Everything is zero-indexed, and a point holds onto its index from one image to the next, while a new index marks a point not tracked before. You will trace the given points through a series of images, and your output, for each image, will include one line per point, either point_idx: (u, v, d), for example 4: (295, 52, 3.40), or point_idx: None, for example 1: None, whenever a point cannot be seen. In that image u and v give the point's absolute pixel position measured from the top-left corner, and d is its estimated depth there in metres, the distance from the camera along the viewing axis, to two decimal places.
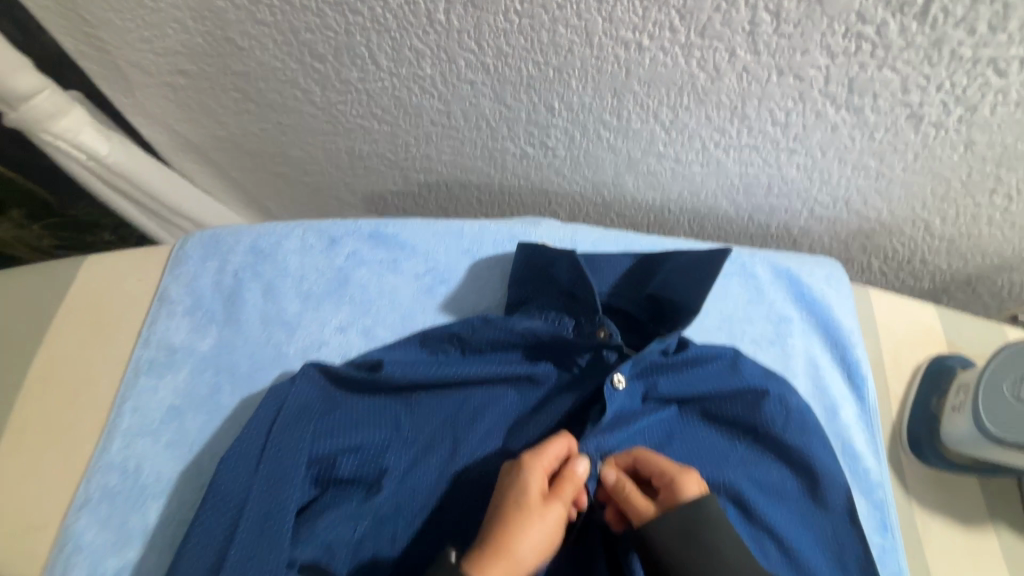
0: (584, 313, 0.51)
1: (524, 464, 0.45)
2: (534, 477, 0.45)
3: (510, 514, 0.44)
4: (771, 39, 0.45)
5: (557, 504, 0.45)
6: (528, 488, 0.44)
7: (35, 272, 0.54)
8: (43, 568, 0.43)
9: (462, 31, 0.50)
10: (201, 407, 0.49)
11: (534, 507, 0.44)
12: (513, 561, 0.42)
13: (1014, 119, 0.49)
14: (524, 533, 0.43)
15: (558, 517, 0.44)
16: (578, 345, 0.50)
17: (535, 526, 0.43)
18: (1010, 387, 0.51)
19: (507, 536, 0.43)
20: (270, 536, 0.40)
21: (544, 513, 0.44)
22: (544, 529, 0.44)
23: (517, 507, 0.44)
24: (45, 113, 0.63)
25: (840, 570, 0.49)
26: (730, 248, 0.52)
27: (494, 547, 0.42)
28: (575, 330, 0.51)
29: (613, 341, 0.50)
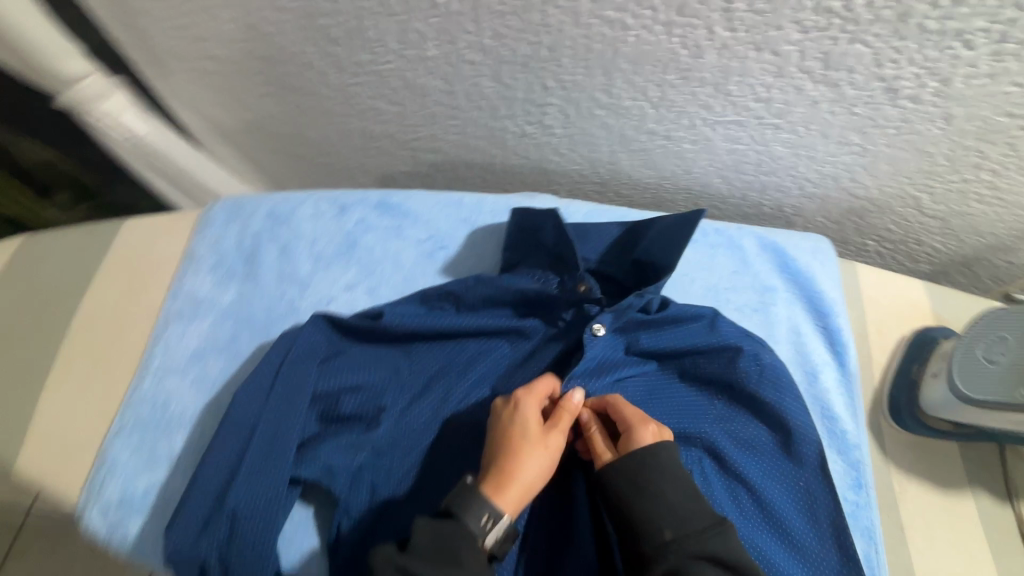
0: (566, 271, 0.55)
1: (519, 401, 0.48)
2: (530, 411, 0.48)
3: (514, 445, 0.46)
4: (746, 16, 0.49)
5: (557, 434, 0.47)
6: (526, 421, 0.47)
7: (79, 231, 0.60)
8: (85, 482, 0.49)
9: (460, 14, 0.55)
10: (223, 351, 0.54)
11: (535, 437, 0.47)
12: (519, 484, 0.45)
13: (988, 92, 0.51)
14: (530, 461, 0.46)
15: (559, 445, 0.47)
16: (560, 298, 0.55)
17: (540, 454, 0.46)
18: (983, 351, 0.52)
19: (514, 466, 0.45)
20: (276, 455, 0.45)
21: (545, 442, 0.47)
22: (547, 457, 0.46)
23: (521, 439, 0.46)
24: (92, 95, 0.70)
25: (811, 519, 0.51)
26: (702, 209, 0.53)
27: (505, 476, 0.45)
28: (558, 287, 0.55)
29: (592, 295, 0.53)
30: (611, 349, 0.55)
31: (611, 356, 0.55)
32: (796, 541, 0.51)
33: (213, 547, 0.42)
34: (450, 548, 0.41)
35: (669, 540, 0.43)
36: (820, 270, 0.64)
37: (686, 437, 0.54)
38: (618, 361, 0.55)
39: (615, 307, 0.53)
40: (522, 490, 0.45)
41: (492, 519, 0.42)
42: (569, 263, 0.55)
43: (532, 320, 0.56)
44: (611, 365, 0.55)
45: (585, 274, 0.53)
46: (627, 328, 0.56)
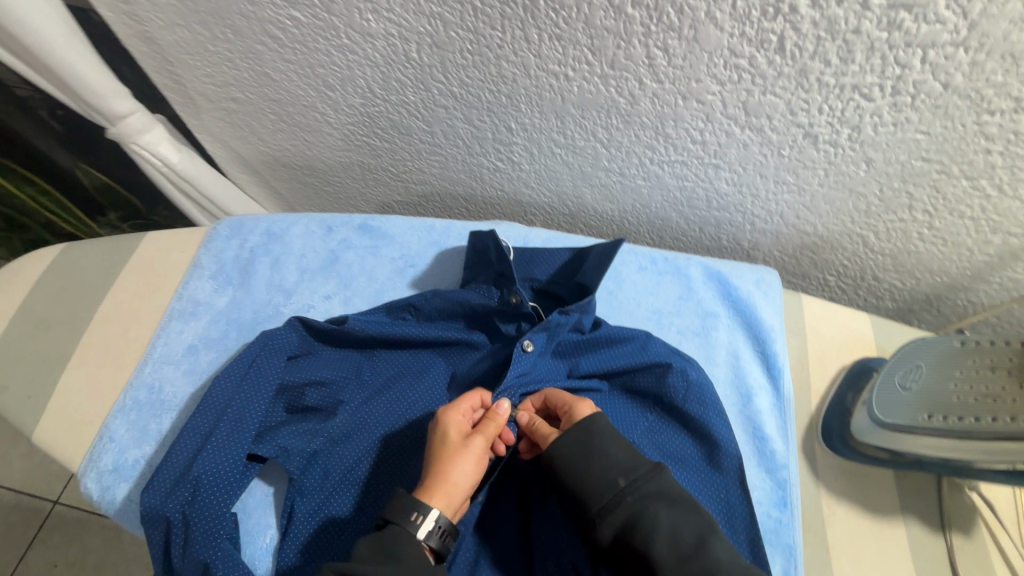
0: (506, 284, 0.61)
1: (445, 413, 0.53)
2: (454, 420, 0.53)
3: (441, 452, 0.51)
4: (668, 70, 0.56)
5: (481, 437, 0.52)
6: (451, 430, 0.52)
7: (110, 240, 0.71)
8: (85, 451, 0.57)
9: (431, 66, 0.64)
10: (213, 347, 0.63)
11: (459, 442, 0.52)
12: (448, 488, 0.49)
13: (898, 138, 0.56)
14: (455, 463, 0.50)
15: (483, 446, 0.52)
16: (499, 310, 0.61)
17: (464, 457, 0.51)
18: (900, 379, 0.55)
19: (441, 470, 0.50)
20: (239, 431, 0.52)
21: (469, 446, 0.51)
22: (472, 459, 0.51)
23: (447, 445, 0.51)
24: (135, 129, 0.83)
25: (729, 528, 0.54)
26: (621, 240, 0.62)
27: (434, 479, 0.50)
28: (499, 299, 0.61)
29: (524, 306, 0.59)
30: (551, 371, 0.61)
31: (549, 375, 0.60)
32: None
33: (176, 506, 0.49)
34: (389, 548, 0.44)
35: (624, 485, 0.46)
36: (761, 299, 0.68)
37: None
38: (558, 381, 0.60)
39: (546, 325, 0.59)
40: (450, 490, 0.49)
41: (420, 516, 0.46)
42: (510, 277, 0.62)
43: (479, 334, 0.63)
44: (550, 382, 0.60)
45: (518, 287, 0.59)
46: (567, 353, 0.62)
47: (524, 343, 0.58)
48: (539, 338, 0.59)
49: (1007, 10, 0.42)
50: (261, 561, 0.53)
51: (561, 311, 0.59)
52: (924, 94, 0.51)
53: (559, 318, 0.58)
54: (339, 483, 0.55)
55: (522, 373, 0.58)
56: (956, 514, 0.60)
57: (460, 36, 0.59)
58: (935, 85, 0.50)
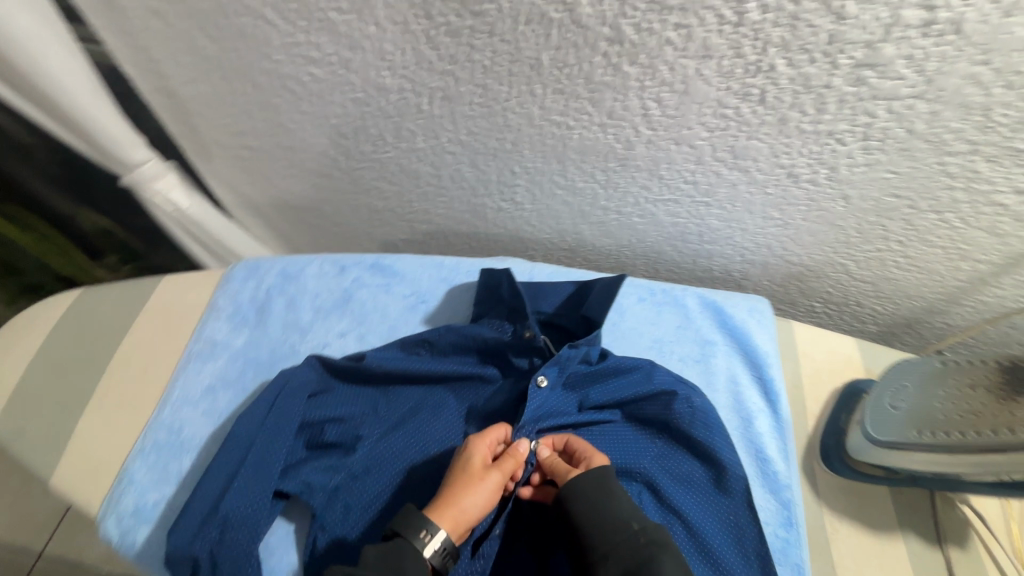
0: (519, 319, 0.65)
1: (469, 440, 0.57)
2: (476, 448, 0.56)
3: (458, 475, 0.54)
4: (661, 119, 0.61)
5: (497, 469, 0.55)
6: (472, 456, 0.55)
7: (126, 284, 0.72)
8: (105, 495, 0.58)
9: (441, 117, 0.69)
10: (231, 387, 0.64)
11: (476, 469, 0.54)
12: (457, 511, 0.52)
13: (870, 177, 0.62)
14: (467, 489, 0.53)
15: (498, 478, 0.54)
16: (511, 343, 0.64)
17: (478, 485, 0.53)
18: (890, 399, 0.59)
19: (453, 492, 0.53)
20: (264, 470, 0.53)
21: (485, 474, 0.54)
22: (485, 487, 0.54)
23: (464, 470, 0.54)
24: (149, 176, 0.85)
25: (739, 548, 0.57)
26: (622, 277, 0.65)
27: (445, 501, 0.53)
28: (512, 333, 0.65)
29: (536, 340, 0.63)
30: (562, 402, 0.63)
31: (560, 407, 0.63)
32: (725, 569, 0.56)
33: (204, 546, 0.50)
34: (395, 562, 0.47)
35: (636, 528, 0.48)
36: (755, 326, 0.72)
37: (627, 471, 0.60)
38: (568, 411, 0.63)
39: (557, 359, 0.62)
40: (457, 514, 0.52)
41: (429, 533, 0.49)
42: (522, 313, 0.65)
43: (492, 367, 0.65)
44: (561, 413, 0.62)
45: (531, 322, 0.63)
46: (577, 385, 0.65)
47: (537, 378, 0.61)
48: (551, 372, 0.61)
49: (957, 68, 0.48)
50: None
51: (570, 345, 0.61)
52: (891, 139, 0.57)
53: (569, 352, 0.61)
54: (360, 519, 0.56)
55: (535, 407, 0.60)
56: (951, 527, 0.63)
57: (469, 90, 0.64)
58: (900, 131, 0.55)
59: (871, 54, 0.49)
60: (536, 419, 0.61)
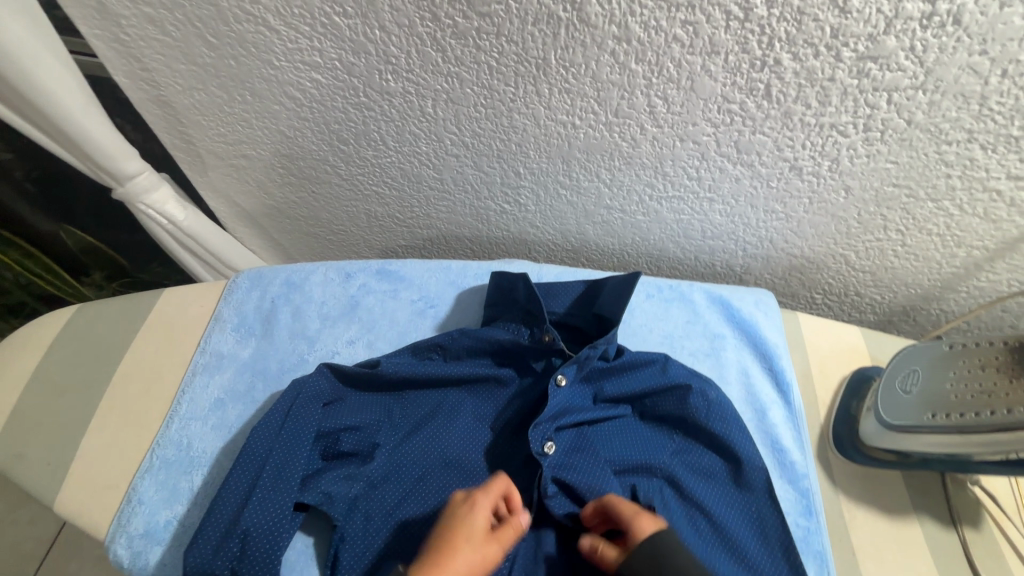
0: (535, 323, 0.65)
1: (475, 498, 0.52)
2: (481, 511, 0.51)
3: (456, 539, 0.49)
4: (667, 116, 0.62)
5: (497, 542, 0.50)
6: (476, 519, 0.51)
7: (125, 299, 0.71)
8: (112, 516, 0.56)
9: (445, 119, 0.69)
10: (240, 400, 0.63)
11: (478, 536, 0.49)
12: None
13: (871, 168, 0.63)
14: (465, 558, 0.48)
15: (496, 550, 0.50)
16: (529, 348, 0.64)
17: (476, 556, 0.49)
18: (900, 383, 0.60)
19: (450, 557, 0.48)
20: (283, 484, 0.52)
21: (486, 545, 0.49)
22: (482, 559, 0.49)
23: (464, 534, 0.49)
24: (143, 188, 0.83)
25: (762, 539, 0.57)
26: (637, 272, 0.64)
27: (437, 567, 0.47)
28: (529, 337, 0.65)
29: (554, 343, 0.62)
30: (578, 399, 0.63)
31: (578, 405, 0.63)
32: (750, 561, 0.55)
33: (225, 563, 0.49)
34: None
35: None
36: (762, 319, 0.73)
37: (646, 467, 0.60)
38: (584, 408, 0.63)
39: (576, 359, 0.61)
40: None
41: None
42: (538, 316, 0.65)
43: (507, 369, 0.65)
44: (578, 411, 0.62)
45: (548, 327, 0.63)
46: (592, 380, 0.65)
47: (557, 378, 0.60)
48: (570, 371, 0.61)
49: (956, 58, 0.50)
50: None
51: (589, 344, 0.61)
52: (891, 130, 0.58)
53: (588, 351, 0.61)
54: (382, 528, 0.55)
55: (555, 406, 0.60)
56: (963, 509, 0.64)
57: (474, 92, 0.64)
58: (900, 122, 0.57)
59: (873, 47, 0.50)
60: (553, 417, 0.60)
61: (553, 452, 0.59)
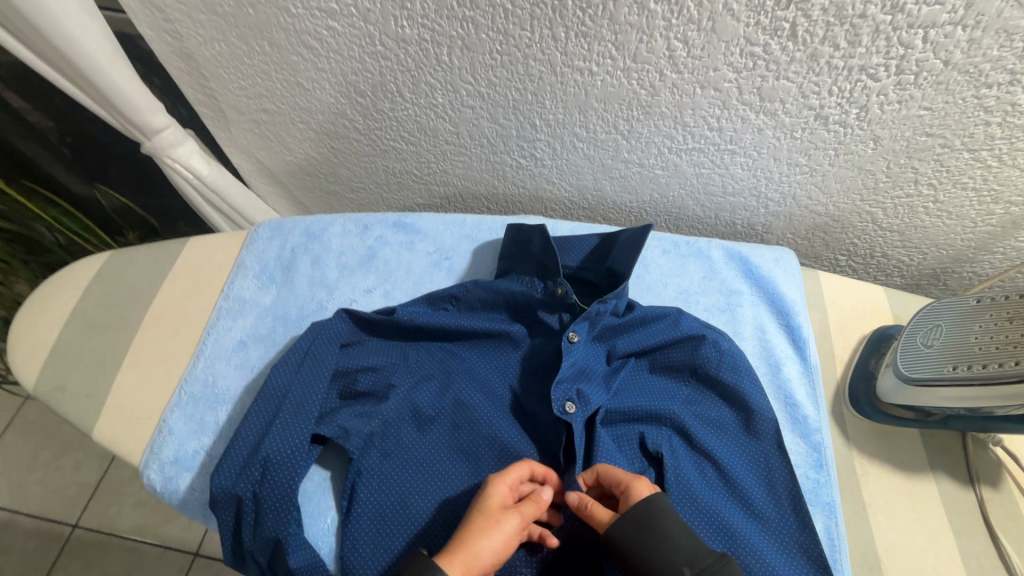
0: (549, 276, 0.65)
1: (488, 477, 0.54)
2: (495, 484, 0.52)
3: (473, 514, 0.51)
4: (687, 61, 0.59)
5: (517, 514, 0.51)
6: (488, 496, 0.52)
7: (152, 247, 0.76)
8: (148, 442, 0.62)
9: (461, 68, 0.68)
10: (261, 342, 0.67)
11: (492, 508, 0.51)
12: (467, 554, 0.48)
13: (903, 115, 0.60)
14: (481, 529, 0.49)
15: (515, 520, 0.50)
16: (541, 300, 0.64)
17: (494, 526, 0.50)
18: (922, 338, 0.59)
19: (466, 536, 0.49)
20: (300, 418, 0.56)
21: (501, 513, 0.50)
22: (501, 530, 0.50)
23: (479, 508, 0.51)
24: (168, 142, 0.86)
25: (769, 486, 0.56)
26: (650, 227, 0.64)
27: (457, 540, 0.49)
28: (543, 290, 0.65)
29: (568, 297, 0.63)
30: (593, 359, 0.63)
31: (593, 365, 0.62)
32: (753, 506, 0.56)
33: (247, 485, 0.53)
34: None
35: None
36: (781, 276, 0.71)
37: (655, 417, 0.60)
38: (598, 367, 0.63)
39: (587, 315, 0.62)
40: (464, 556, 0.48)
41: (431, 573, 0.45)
42: (551, 268, 0.65)
43: (519, 325, 0.66)
44: (593, 370, 0.62)
45: (563, 280, 0.63)
46: (603, 338, 0.64)
47: (570, 335, 0.61)
48: (582, 328, 0.62)
49: None
50: (325, 541, 0.56)
51: (598, 300, 0.61)
52: (926, 72, 0.55)
53: (600, 306, 0.61)
54: (396, 466, 0.57)
55: (571, 364, 0.60)
56: (983, 469, 0.63)
57: (490, 38, 0.63)
58: (936, 63, 0.54)
59: None
60: (571, 377, 0.60)
61: (576, 412, 0.58)
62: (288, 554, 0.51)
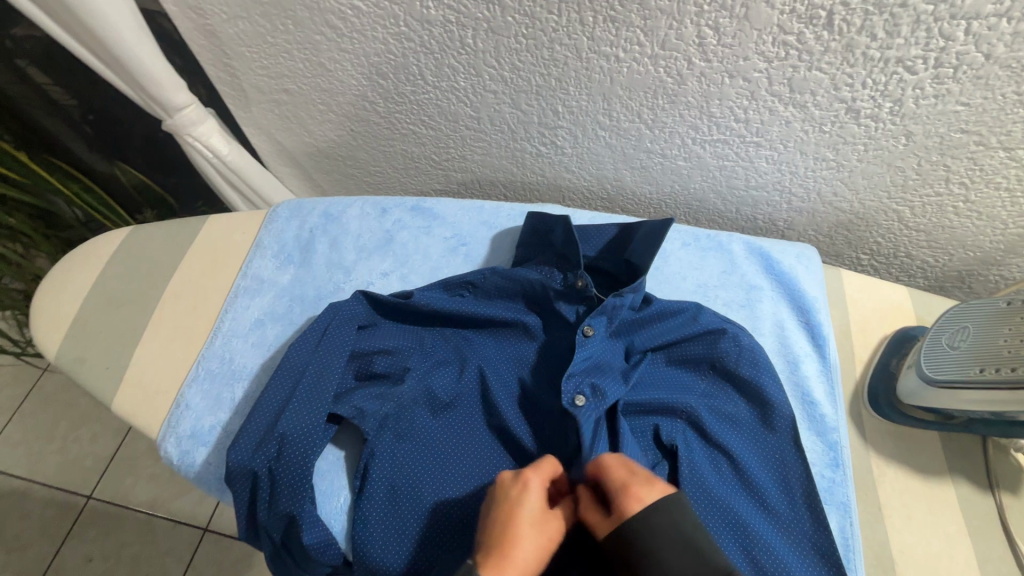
0: (569, 268, 0.64)
1: (526, 479, 0.49)
2: (537, 490, 0.49)
3: (519, 522, 0.46)
4: (717, 49, 0.58)
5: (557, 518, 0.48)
6: (530, 497, 0.48)
7: (173, 224, 0.77)
8: (166, 414, 0.63)
9: (485, 51, 0.67)
10: (278, 321, 0.68)
11: (537, 516, 0.47)
12: (517, 561, 0.43)
13: (938, 111, 0.58)
14: (530, 538, 0.45)
15: (558, 531, 0.48)
16: (560, 293, 0.63)
17: (540, 530, 0.46)
18: (948, 338, 0.58)
19: (513, 539, 0.45)
20: (315, 397, 0.56)
21: (545, 523, 0.47)
22: (548, 535, 0.46)
23: (524, 514, 0.47)
24: (189, 121, 0.86)
25: (784, 484, 0.56)
26: (668, 218, 0.62)
27: (509, 551, 0.44)
28: (562, 282, 0.64)
29: (590, 290, 0.62)
30: (611, 354, 0.62)
31: (611, 360, 0.62)
32: (766, 502, 0.55)
33: (263, 461, 0.54)
34: None
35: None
36: (803, 272, 0.70)
37: (671, 409, 0.59)
38: (617, 362, 0.62)
39: (603, 309, 0.61)
40: (518, 570, 0.43)
41: None
42: (572, 261, 0.64)
43: (533, 315, 0.65)
44: (611, 364, 0.61)
45: (583, 272, 0.61)
46: (622, 333, 0.64)
47: (584, 329, 0.60)
48: (598, 322, 0.61)
49: None
50: (337, 520, 0.56)
51: (615, 294, 0.61)
52: (965, 66, 0.53)
53: (616, 301, 0.60)
54: (409, 449, 0.58)
55: (585, 357, 0.60)
56: (1003, 475, 0.61)
57: (515, 21, 0.62)
58: (977, 56, 0.51)
59: None
60: (585, 371, 0.59)
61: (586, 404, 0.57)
62: (302, 531, 0.52)
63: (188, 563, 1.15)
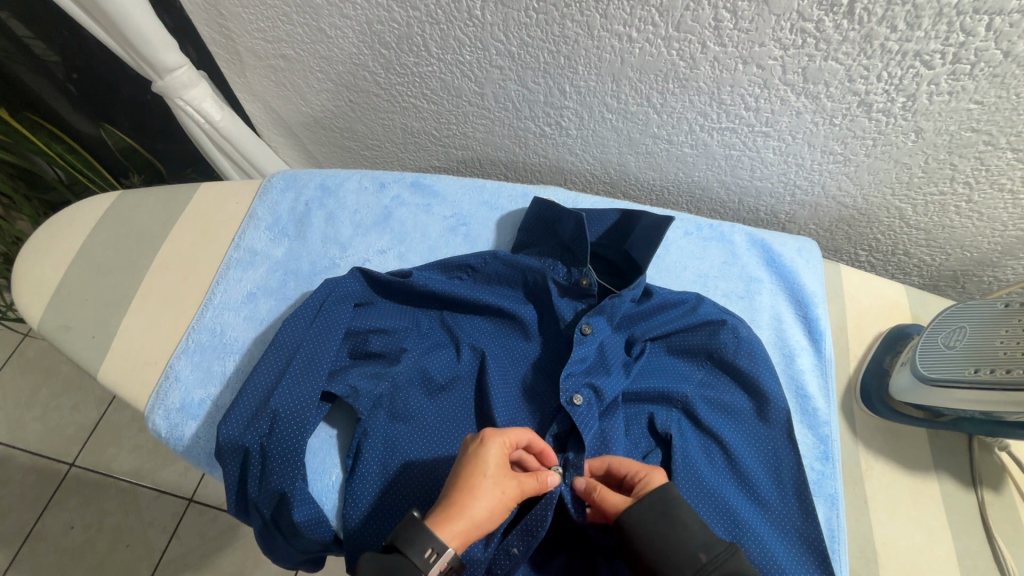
0: (575, 263, 0.63)
1: (485, 436, 0.49)
2: (495, 447, 0.48)
3: (470, 480, 0.46)
4: (733, 33, 0.56)
5: (516, 481, 0.47)
6: (488, 457, 0.47)
7: (164, 190, 0.75)
8: (154, 385, 0.62)
9: (493, 24, 0.65)
10: (272, 296, 0.67)
11: (491, 476, 0.46)
12: (466, 520, 0.44)
13: (951, 108, 0.57)
14: (482, 498, 0.45)
15: (515, 491, 0.47)
16: (561, 286, 0.62)
17: (496, 491, 0.46)
18: (944, 337, 0.58)
19: (467, 497, 0.45)
20: (308, 376, 0.55)
21: (502, 482, 0.46)
22: (504, 496, 0.46)
23: (478, 473, 0.47)
24: (181, 84, 0.82)
25: (774, 475, 0.56)
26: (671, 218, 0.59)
27: (455, 508, 0.45)
28: (566, 276, 0.63)
29: (591, 291, 0.61)
30: (613, 346, 0.62)
31: (613, 353, 0.61)
32: (756, 494, 0.56)
33: (255, 438, 0.53)
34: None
35: (704, 562, 0.41)
36: (803, 266, 0.70)
37: (666, 397, 0.59)
38: (618, 353, 0.62)
39: (601, 308, 0.61)
40: (466, 528, 0.44)
41: (434, 552, 0.41)
42: (578, 256, 0.63)
43: (529, 309, 0.64)
44: (612, 356, 0.61)
45: (588, 270, 0.61)
46: (622, 326, 0.64)
47: (582, 327, 0.60)
48: (597, 321, 0.60)
49: None
50: (328, 498, 0.56)
51: (613, 293, 0.60)
52: (984, 63, 0.51)
53: (614, 300, 0.59)
54: (403, 431, 0.57)
55: (582, 357, 0.59)
56: (986, 473, 0.62)
57: None
58: (996, 54, 0.50)
59: None
60: (581, 369, 0.59)
61: (582, 405, 0.57)
62: (293, 508, 0.52)
63: (173, 533, 1.15)
